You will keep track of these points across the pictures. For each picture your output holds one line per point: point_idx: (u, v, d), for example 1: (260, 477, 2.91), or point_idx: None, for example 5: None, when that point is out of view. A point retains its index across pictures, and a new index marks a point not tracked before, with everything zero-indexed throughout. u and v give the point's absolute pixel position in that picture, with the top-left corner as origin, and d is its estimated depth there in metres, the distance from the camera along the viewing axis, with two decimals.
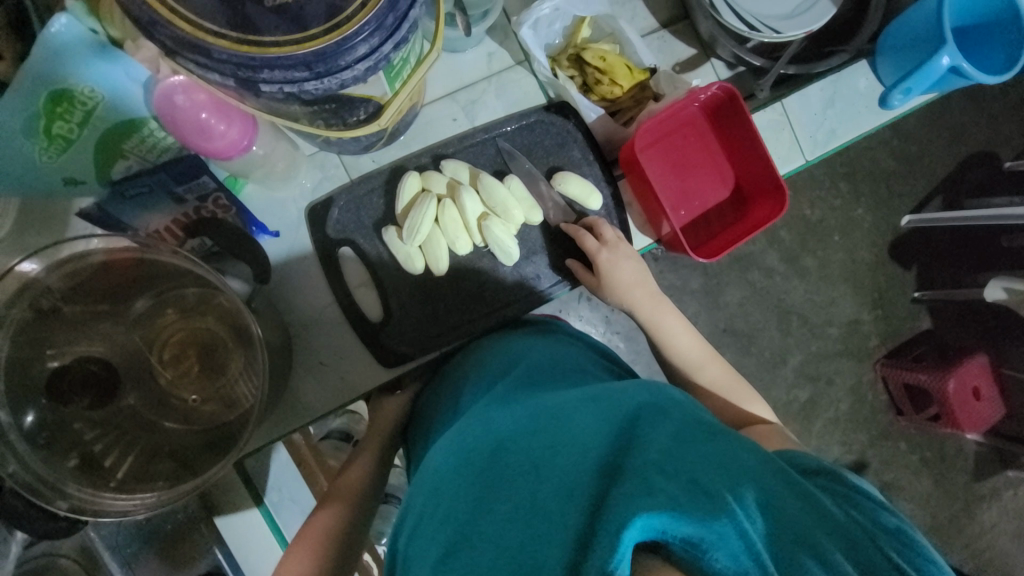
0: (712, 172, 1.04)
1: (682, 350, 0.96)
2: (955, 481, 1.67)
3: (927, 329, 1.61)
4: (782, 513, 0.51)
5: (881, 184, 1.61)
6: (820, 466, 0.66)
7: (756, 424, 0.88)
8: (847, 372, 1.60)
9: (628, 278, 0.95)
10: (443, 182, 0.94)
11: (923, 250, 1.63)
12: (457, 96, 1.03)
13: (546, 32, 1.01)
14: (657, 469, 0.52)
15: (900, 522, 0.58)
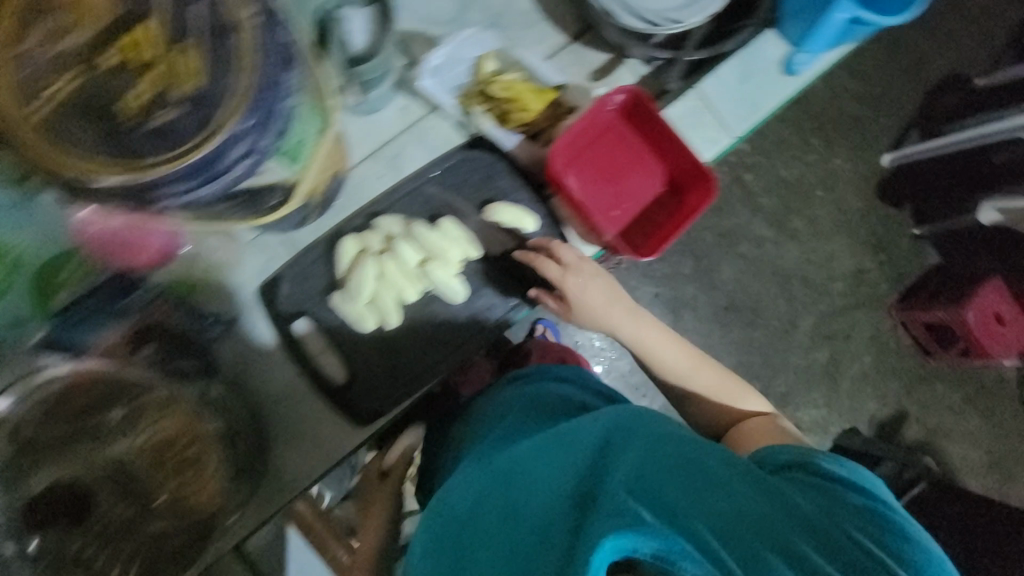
0: (641, 172, 1.04)
1: (669, 362, 0.95)
2: (1005, 413, 1.59)
3: (936, 263, 1.59)
4: (747, 513, 0.55)
5: (852, 130, 1.59)
6: (796, 454, 0.69)
7: (750, 419, 0.91)
8: (863, 324, 1.56)
9: (604, 302, 0.94)
10: (378, 239, 0.97)
11: (912, 186, 1.59)
12: (378, 153, 1.05)
13: (445, 78, 1.04)
14: (625, 491, 0.56)
15: (873, 500, 0.62)
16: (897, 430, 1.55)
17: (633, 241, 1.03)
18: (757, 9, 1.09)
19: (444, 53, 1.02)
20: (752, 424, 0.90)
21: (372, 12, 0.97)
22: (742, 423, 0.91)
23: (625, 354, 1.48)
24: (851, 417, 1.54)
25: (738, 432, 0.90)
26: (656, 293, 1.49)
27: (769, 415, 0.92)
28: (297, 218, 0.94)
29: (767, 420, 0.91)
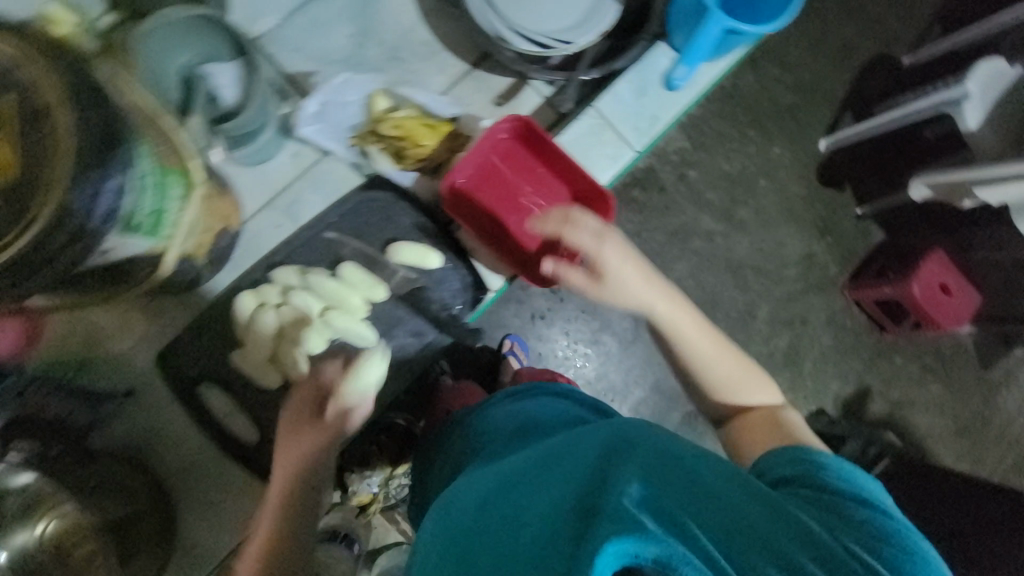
0: (546, 193, 1.07)
1: (704, 351, 0.84)
2: (965, 378, 1.63)
3: (881, 240, 1.61)
4: (745, 523, 0.54)
5: (788, 118, 1.62)
6: (797, 467, 0.67)
7: (759, 410, 0.83)
8: (819, 306, 1.59)
9: (648, 290, 0.83)
10: (274, 291, 0.96)
11: (851, 167, 1.63)
12: (275, 204, 1.06)
13: (332, 120, 1.07)
14: (630, 496, 0.54)
15: (874, 510, 0.59)
16: (863, 406, 1.58)
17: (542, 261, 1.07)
18: (647, 24, 1.15)
19: (324, 97, 1.06)
20: (761, 416, 0.82)
21: (240, 62, 0.96)
22: (747, 415, 0.83)
23: (590, 360, 1.48)
24: (816, 399, 1.56)
25: (750, 424, 0.82)
26: None
27: (781, 408, 0.84)
28: (192, 275, 0.95)
29: (784, 415, 0.83)
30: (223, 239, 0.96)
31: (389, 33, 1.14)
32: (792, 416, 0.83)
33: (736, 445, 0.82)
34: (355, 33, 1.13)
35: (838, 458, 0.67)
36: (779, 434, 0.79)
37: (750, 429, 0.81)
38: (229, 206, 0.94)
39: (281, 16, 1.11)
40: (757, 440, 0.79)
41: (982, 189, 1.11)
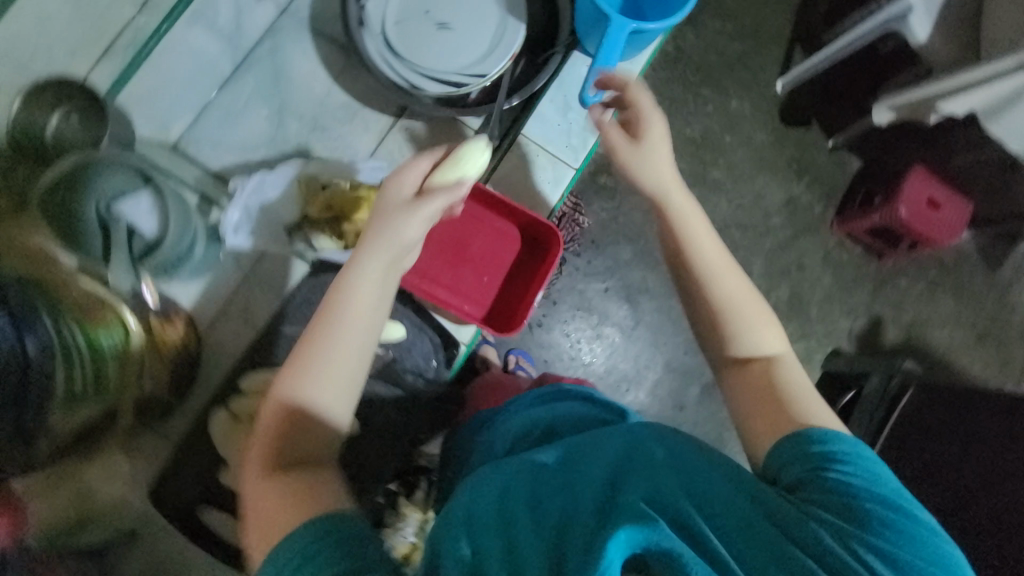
0: (496, 248, 0.96)
1: (708, 257, 0.77)
2: (975, 284, 1.59)
3: (860, 167, 1.58)
4: (752, 522, 0.55)
5: (739, 68, 1.59)
6: (810, 468, 0.61)
7: (760, 359, 0.73)
8: (812, 248, 1.56)
9: (670, 168, 0.82)
10: (246, 402, 0.90)
11: (813, 101, 1.60)
12: (229, 311, 0.98)
13: (257, 225, 0.94)
14: (645, 499, 0.56)
15: (897, 513, 0.56)
16: (878, 336, 1.56)
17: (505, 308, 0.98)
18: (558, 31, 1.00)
19: (243, 203, 0.93)
20: (763, 370, 0.72)
21: (150, 190, 0.88)
22: (748, 366, 0.72)
23: (597, 355, 1.47)
24: (829, 340, 1.54)
25: (752, 380, 0.71)
26: (606, 287, 1.48)
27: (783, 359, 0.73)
28: (162, 410, 0.93)
29: (787, 368, 0.72)
30: (180, 367, 0.92)
31: (305, 105, 1.01)
32: (798, 370, 0.72)
33: (736, 399, 0.72)
34: (275, 112, 1.00)
35: (862, 451, 0.61)
36: (787, 398, 0.69)
37: (756, 384, 0.71)
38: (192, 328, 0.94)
39: (193, 113, 0.99)
40: (771, 421, 0.67)
41: (943, 103, 1.08)
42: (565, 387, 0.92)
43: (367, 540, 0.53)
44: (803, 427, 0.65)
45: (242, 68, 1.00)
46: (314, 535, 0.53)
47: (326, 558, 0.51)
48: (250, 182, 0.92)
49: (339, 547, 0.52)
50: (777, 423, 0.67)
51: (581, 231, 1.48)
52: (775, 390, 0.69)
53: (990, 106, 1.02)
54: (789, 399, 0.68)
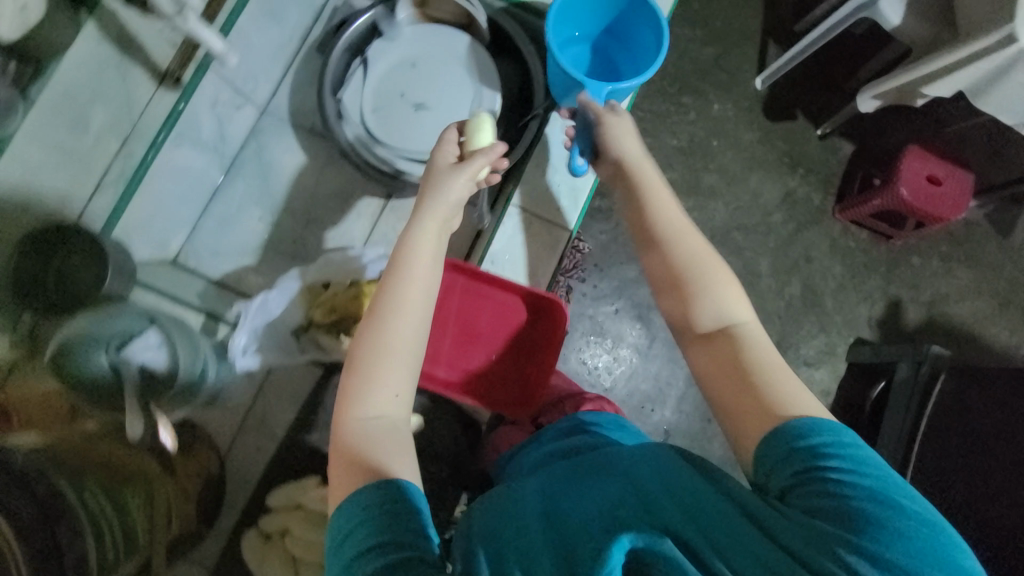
0: (506, 328, 0.78)
1: (667, 218, 0.64)
2: (990, 251, 1.56)
3: (853, 151, 1.56)
4: (739, 535, 0.43)
5: (716, 70, 1.58)
6: (793, 472, 0.46)
7: (721, 318, 0.57)
8: (817, 239, 1.54)
9: (639, 145, 0.69)
10: (274, 519, 0.76)
11: (797, 93, 1.57)
12: (245, 429, 0.83)
13: (267, 342, 0.81)
14: (630, 514, 0.46)
15: (889, 511, 0.42)
16: (899, 319, 1.52)
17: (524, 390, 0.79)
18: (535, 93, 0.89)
19: (250, 326, 0.80)
20: (727, 336, 0.56)
21: None
22: (711, 331, 0.57)
23: (619, 379, 1.43)
24: (850, 330, 1.51)
25: (713, 348, 0.56)
26: (616, 308, 1.45)
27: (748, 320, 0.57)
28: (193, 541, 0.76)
29: (751, 330, 0.56)
30: (202, 490, 0.76)
31: (294, 200, 0.90)
32: (760, 332, 0.56)
33: (707, 386, 0.56)
34: (269, 214, 0.89)
35: (846, 433, 0.47)
36: (754, 368, 0.53)
37: (714, 353, 0.56)
38: (207, 449, 0.78)
39: (189, 225, 0.84)
40: (740, 398, 0.52)
41: (928, 87, 1.07)
42: (586, 416, 0.69)
43: (428, 519, 0.47)
44: (782, 417, 0.49)
45: (231, 173, 0.88)
46: (377, 499, 0.46)
47: (381, 524, 0.45)
48: (253, 304, 0.79)
49: (405, 511, 0.46)
50: (750, 407, 0.51)
51: (582, 256, 1.44)
52: (740, 360, 0.53)
53: (975, 85, 1.01)
54: (758, 371, 0.53)
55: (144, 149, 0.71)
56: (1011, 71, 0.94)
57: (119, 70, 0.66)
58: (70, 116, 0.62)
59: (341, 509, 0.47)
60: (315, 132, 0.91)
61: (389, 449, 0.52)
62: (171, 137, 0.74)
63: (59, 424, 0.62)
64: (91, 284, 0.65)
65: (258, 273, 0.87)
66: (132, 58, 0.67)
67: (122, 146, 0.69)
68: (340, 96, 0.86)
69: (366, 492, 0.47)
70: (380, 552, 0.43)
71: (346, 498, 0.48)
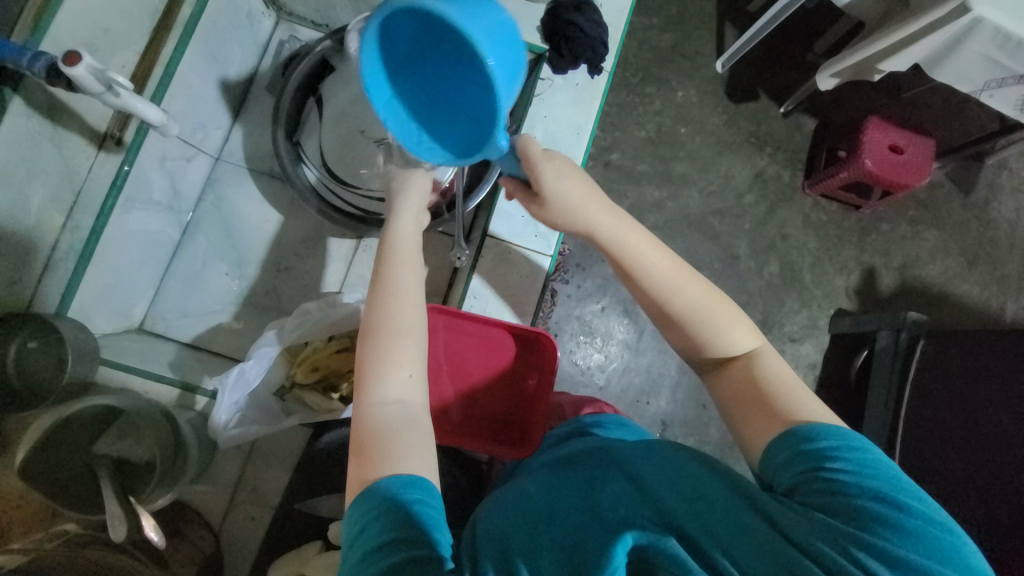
0: (496, 364, 0.75)
1: (661, 268, 0.57)
2: (954, 210, 1.60)
3: (816, 125, 1.58)
4: (746, 527, 0.39)
5: (676, 57, 1.58)
6: (799, 469, 0.43)
7: (739, 361, 0.54)
8: (791, 216, 1.57)
9: (582, 216, 0.58)
10: None
11: (757, 73, 1.58)
12: (237, 500, 0.75)
13: (251, 414, 0.69)
14: (635, 507, 0.42)
15: (897, 512, 0.37)
16: (875, 286, 1.56)
17: (526, 429, 0.73)
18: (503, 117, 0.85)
19: (230, 399, 0.66)
20: (745, 374, 0.52)
21: None
22: (727, 371, 0.54)
23: (612, 377, 1.42)
24: (830, 301, 1.54)
25: (730, 387, 0.53)
26: (603, 306, 1.43)
27: (768, 356, 0.54)
28: None
29: (771, 368, 0.52)
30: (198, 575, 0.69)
31: (263, 249, 0.87)
32: (782, 366, 0.53)
33: (730, 422, 0.52)
34: (236, 267, 0.86)
35: (855, 437, 0.43)
36: (780, 402, 0.48)
37: (734, 395, 0.52)
38: (200, 529, 0.72)
39: (153, 287, 0.81)
40: (760, 426, 0.48)
41: (884, 64, 1.09)
42: (588, 418, 0.66)
43: (443, 519, 0.41)
44: (795, 424, 0.46)
45: (191, 228, 0.84)
46: (394, 494, 0.41)
47: (398, 517, 0.39)
48: (230, 376, 0.65)
49: (419, 507, 0.40)
50: (764, 425, 0.48)
51: (563, 258, 1.44)
52: (762, 396, 0.50)
53: (929, 58, 1.03)
54: (783, 405, 0.48)
55: (93, 219, 0.65)
56: (963, 42, 0.95)
57: (54, 140, 0.59)
58: (7, 195, 0.55)
59: (358, 500, 0.42)
60: (275, 177, 0.89)
61: (413, 438, 0.46)
62: (120, 203, 0.69)
63: (39, 531, 0.61)
64: (51, 371, 0.59)
65: (233, 323, 0.84)
66: (66, 125, 0.60)
67: (67, 220, 0.63)
68: (299, 139, 0.81)
69: (395, 479, 0.42)
70: (391, 549, 0.37)
71: (367, 488, 0.42)
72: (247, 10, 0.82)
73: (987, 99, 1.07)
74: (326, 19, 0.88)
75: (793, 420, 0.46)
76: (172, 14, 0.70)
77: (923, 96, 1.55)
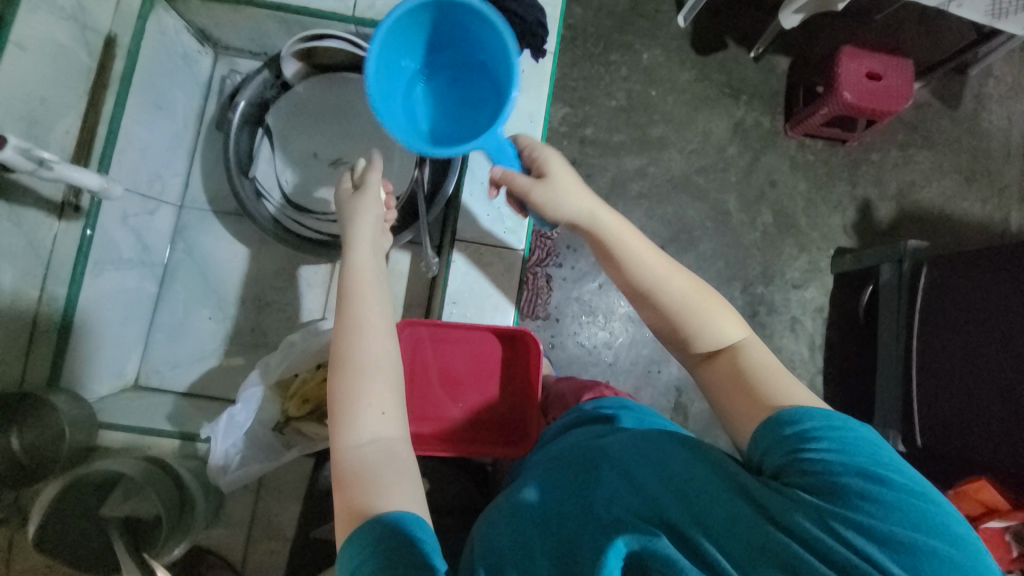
0: (488, 366, 0.75)
1: (643, 261, 0.57)
2: (944, 128, 1.56)
3: (789, 65, 1.53)
4: (734, 517, 0.38)
5: (636, 18, 1.53)
6: (783, 452, 0.41)
7: (724, 351, 0.53)
8: (776, 161, 1.53)
9: (583, 203, 0.60)
10: None
11: (720, 22, 1.53)
12: (256, 535, 0.77)
13: (251, 453, 0.70)
14: (620, 510, 0.42)
15: (882, 488, 0.37)
16: (872, 218, 1.53)
17: (520, 427, 0.74)
18: None
19: (226, 443, 0.68)
20: (731, 365, 0.51)
21: None
22: (713, 363, 0.53)
23: (620, 352, 1.41)
24: (828, 241, 1.51)
25: (715, 378, 0.52)
26: (599, 283, 1.43)
27: (753, 345, 0.53)
28: None
29: (756, 356, 0.51)
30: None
31: (241, 288, 0.88)
32: (768, 354, 0.52)
33: (719, 412, 0.51)
34: (217, 311, 0.87)
35: (836, 416, 0.42)
36: (766, 391, 0.48)
37: (722, 387, 0.51)
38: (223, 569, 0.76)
39: (140, 345, 0.83)
40: (750, 413, 0.47)
41: None
42: (589, 404, 0.65)
43: (440, 547, 0.42)
44: (778, 409, 0.45)
45: (167, 279, 0.86)
46: (394, 527, 0.42)
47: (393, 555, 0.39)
48: (219, 422, 0.67)
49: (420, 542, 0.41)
50: (752, 414, 0.47)
51: (553, 242, 1.43)
52: (748, 386, 0.49)
53: None
54: (770, 393, 0.47)
55: (66, 287, 0.66)
56: None
57: (12, 218, 0.58)
58: None
59: (353, 541, 0.42)
60: (241, 214, 0.89)
61: (396, 473, 0.47)
62: (89, 267, 0.69)
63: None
64: (53, 442, 0.60)
65: (227, 364, 0.85)
66: (21, 201, 0.59)
67: (42, 293, 0.63)
68: (254, 174, 0.80)
69: (384, 518, 0.42)
70: None
71: (359, 528, 0.42)
72: (182, 52, 0.82)
73: (956, 11, 1.01)
74: (263, 47, 0.88)
75: (778, 408, 0.46)
76: (107, 69, 0.69)
77: (896, 16, 1.49)
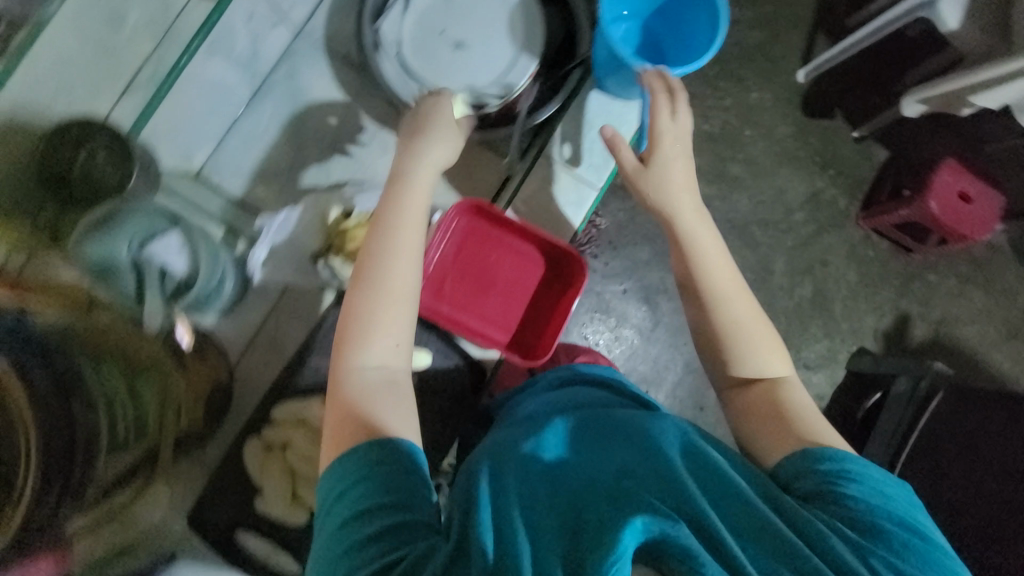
0: (524, 280, 0.81)
1: (709, 260, 0.69)
2: (1006, 278, 1.53)
3: (886, 159, 1.52)
4: (770, 522, 0.47)
5: (758, 57, 1.52)
6: (820, 480, 0.52)
7: (762, 383, 0.63)
8: (836, 244, 1.52)
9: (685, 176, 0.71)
10: (278, 433, 0.75)
11: (838, 92, 1.52)
12: (256, 344, 0.83)
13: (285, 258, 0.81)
14: (664, 491, 0.48)
15: (916, 538, 0.48)
16: (905, 333, 1.51)
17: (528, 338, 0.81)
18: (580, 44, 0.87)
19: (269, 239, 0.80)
20: (770, 388, 0.63)
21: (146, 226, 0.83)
22: (749, 390, 0.63)
23: (618, 360, 1.42)
24: (854, 337, 1.50)
25: (753, 404, 0.62)
26: (625, 289, 1.43)
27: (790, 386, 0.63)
28: (197, 439, 0.73)
29: (792, 393, 0.62)
30: (211, 393, 0.74)
31: (325, 130, 0.89)
32: (799, 396, 0.62)
33: (743, 423, 0.62)
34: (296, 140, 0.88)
35: (877, 471, 0.52)
36: (799, 425, 0.58)
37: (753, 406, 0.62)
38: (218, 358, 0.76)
39: (216, 139, 0.84)
40: (780, 440, 0.58)
41: (977, 95, 1.03)
42: (581, 367, 0.78)
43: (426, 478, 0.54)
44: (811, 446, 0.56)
45: (261, 92, 0.86)
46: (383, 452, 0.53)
47: (380, 486, 0.51)
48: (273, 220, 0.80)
49: (407, 470, 0.52)
50: (778, 441, 0.58)
51: (598, 232, 1.43)
52: (784, 416, 0.59)
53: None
54: (796, 422, 0.59)
55: (177, 55, 0.69)
56: None
57: None
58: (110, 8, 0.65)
59: (342, 465, 0.53)
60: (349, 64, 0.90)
61: (389, 398, 0.59)
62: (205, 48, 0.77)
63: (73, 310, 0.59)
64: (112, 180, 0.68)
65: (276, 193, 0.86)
66: None
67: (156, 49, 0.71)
68: (379, 24, 0.82)
69: (375, 443, 0.54)
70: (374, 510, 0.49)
71: (351, 453, 0.53)
72: None
73: None
74: None
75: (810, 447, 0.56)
76: None
77: None
